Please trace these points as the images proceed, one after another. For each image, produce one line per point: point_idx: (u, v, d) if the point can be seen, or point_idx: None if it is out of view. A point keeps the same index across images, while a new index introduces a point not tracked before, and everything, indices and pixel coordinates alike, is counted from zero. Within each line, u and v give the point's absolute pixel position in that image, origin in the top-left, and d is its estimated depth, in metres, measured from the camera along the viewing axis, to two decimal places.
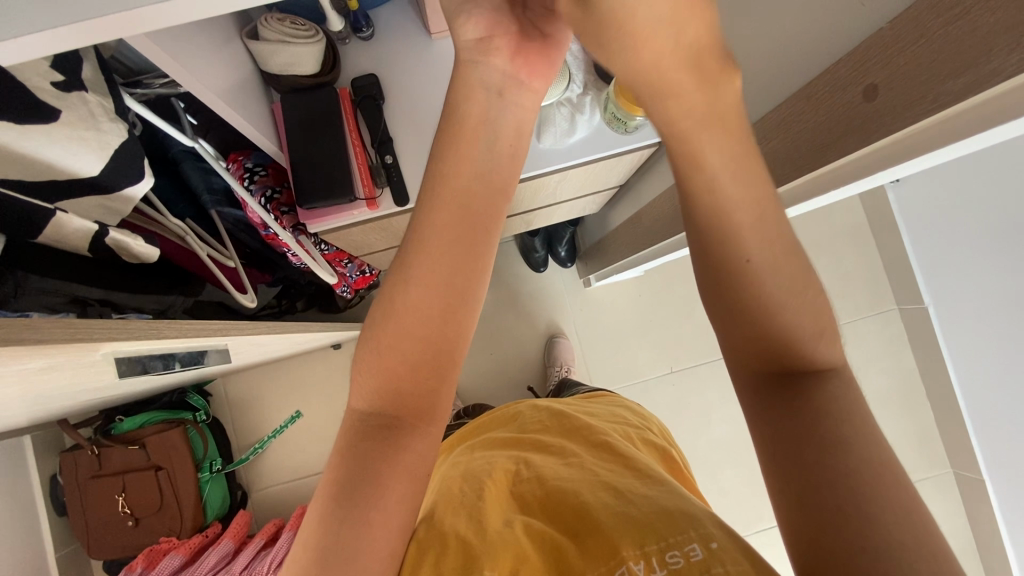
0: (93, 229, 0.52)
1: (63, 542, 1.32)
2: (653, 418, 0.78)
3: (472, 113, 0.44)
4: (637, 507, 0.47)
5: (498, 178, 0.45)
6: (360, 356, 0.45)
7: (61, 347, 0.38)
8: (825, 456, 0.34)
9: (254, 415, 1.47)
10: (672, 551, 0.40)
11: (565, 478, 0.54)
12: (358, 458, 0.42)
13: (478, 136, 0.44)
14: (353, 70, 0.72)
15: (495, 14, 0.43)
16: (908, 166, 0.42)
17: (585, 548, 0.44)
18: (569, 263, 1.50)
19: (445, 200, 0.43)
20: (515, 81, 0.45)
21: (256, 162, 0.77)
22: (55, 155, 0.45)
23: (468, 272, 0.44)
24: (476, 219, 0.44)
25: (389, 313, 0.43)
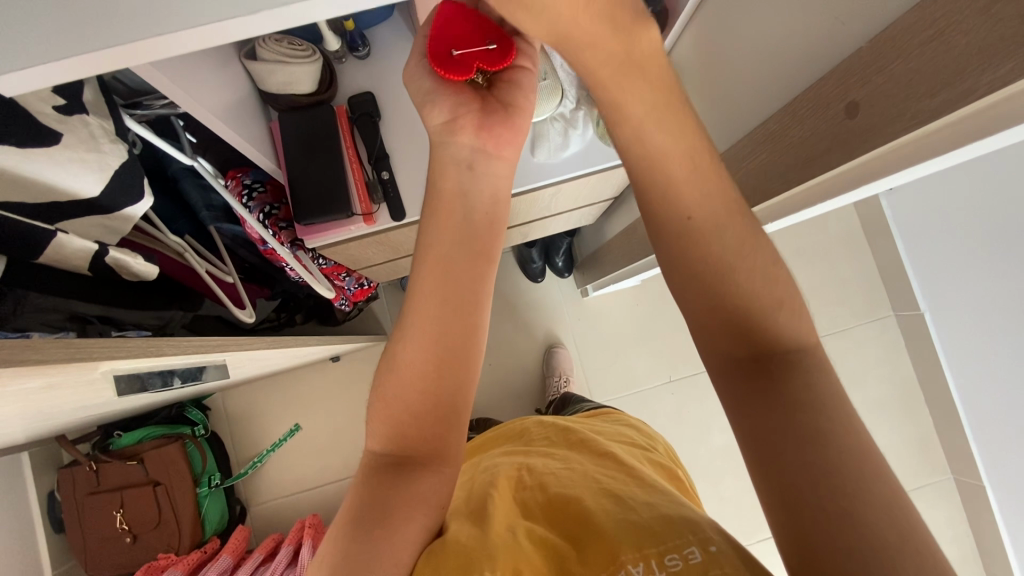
0: (93, 249, 0.53)
1: (60, 559, 1.31)
2: (656, 437, 0.78)
3: (447, 190, 0.46)
4: (638, 513, 0.47)
5: (487, 246, 0.47)
6: (375, 403, 0.48)
7: (61, 367, 0.38)
8: (806, 449, 0.35)
9: (253, 428, 1.47)
10: (671, 555, 0.40)
11: (570, 487, 0.54)
12: (368, 493, 0.44)
13: (455, 210, 0.46)
14: (350, 87, 0.74)
15: (457, 98, 0.46)
16: (893, 178, 0.43)
17: (588, 554, 0.44)
18: (566, 273, 1.51)
19: (436, 258, 0.46)
20: (483, 154, 0.46)
21: (254, 179, 0.78)
22: (56, 177, 0.46)
23: (464, 327, 0.46)
24: (469, 270, 0.46)
25: (397, 363, 0.46)
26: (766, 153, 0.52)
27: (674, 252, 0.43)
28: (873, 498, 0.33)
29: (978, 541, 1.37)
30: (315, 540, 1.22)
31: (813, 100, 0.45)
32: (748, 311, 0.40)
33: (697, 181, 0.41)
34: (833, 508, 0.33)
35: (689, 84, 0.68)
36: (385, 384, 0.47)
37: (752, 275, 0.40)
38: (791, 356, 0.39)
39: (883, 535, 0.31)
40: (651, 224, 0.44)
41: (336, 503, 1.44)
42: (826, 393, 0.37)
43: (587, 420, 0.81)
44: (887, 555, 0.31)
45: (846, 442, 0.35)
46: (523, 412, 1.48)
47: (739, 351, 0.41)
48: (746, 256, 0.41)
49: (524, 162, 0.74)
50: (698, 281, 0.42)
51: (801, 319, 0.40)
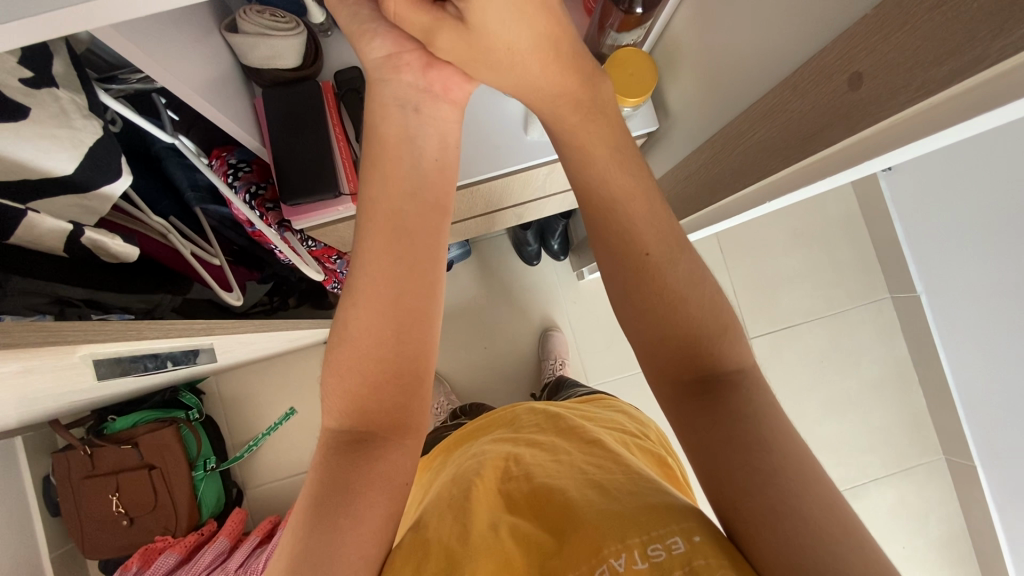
0: (67, 230, 0.51)
1: (58, 541, 1.32)
2: (650, 423, 0.78)
3: (391, 134, 0.47)
4: (622, 502, 0.46)
5: (438, 196, 0.48)
6: (327, 379, 0.47)
7: (34, 351, 0.37)
8: (753, 457, 0.39)
9: (247, 413, 1.47)
10: (654, 545, 0.40)
11: (554, 476, 0.54)
12: (328, 472, 0.44)
13: (402, 156, 0.47)
14: (336, 63, 0.71)
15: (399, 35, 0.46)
16: (893, 158, 0.42)
17: (571, 547, 0.44)
18: (562, 256, 1.49)
19: (382, 223, 0.46)
20: (428, 94, 0.48)
21: (240, 159, 0.76)
22: (26, 154, 0.44)
23: (415, 287, 0.46)
24: (417, 236, 0.47)
25: (346, 335, 0.46)
26: (765, 128, 0.50)
27: (630, 284, 0.47)
28: (807, 503, 0.37)
29: (968, 519, 1.39)
30: None
31: (817, 73, 0.43)
32: (691, 339, 0.45)
33: (652, 223, 0.47)
34: (782, 509, 0.36)
35: (686, 59, 0.65)
36: (335, 355, 0.46)
37: (695, 308, 0.45)
38: (733, 376, 0.44)
39: (825, 529, 0.35)
40: (597, 251, 0.49)
41: None
42: (763, 401, 0.42)
43: (580, 405, 0.80)
44: (830, 547, 0.35)
45: (787, 447, 0.40)
46: (520, 395, 1.48)
47: (682, 371, 0.45)
48: (683, 267, 0.46)
49: (516, 140, 0.73)
50: (650, 312, 0.46)
51: (732, 323, 0.46)
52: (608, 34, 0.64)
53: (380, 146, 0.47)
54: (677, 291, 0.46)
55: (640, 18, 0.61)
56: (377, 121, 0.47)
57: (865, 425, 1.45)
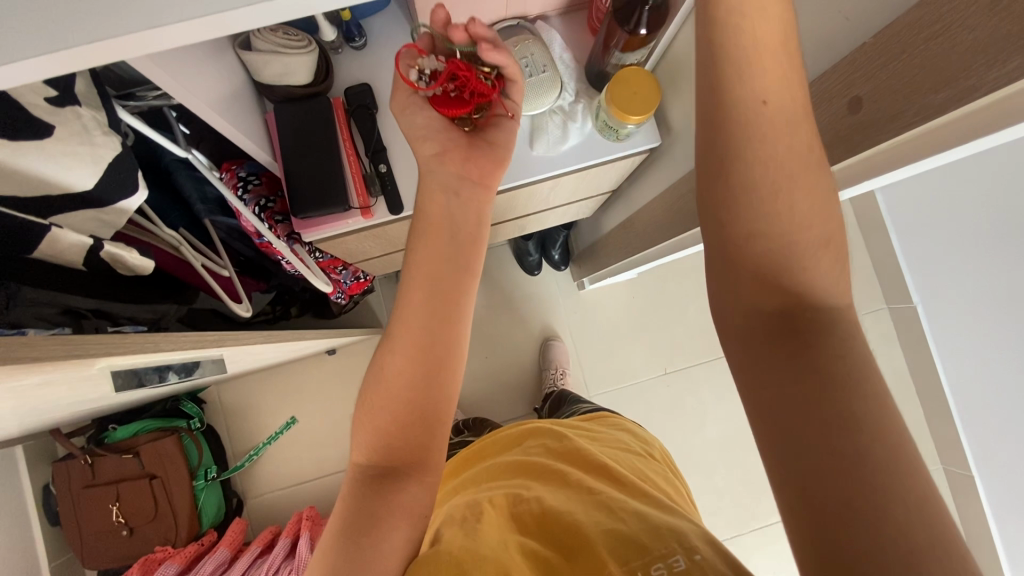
0: (88, 243, 0.52)
1: (57, 552, 1.31)
2: (654, 442, 0.79)
3: (435, 212, 0.57)
4: (627, 522, 0.47)
5: (464, 257, 0.57)
6: (361, 417, 0.54)
7: (59, 364, 0.38)
8: (836, 439, 0.33)
9: (248, 422, 1.47)
10: (656, 565, 0.41)
11: (564, 499, 0.54)
12: (353, 504, 0.48)
13: (443, 230, 0.57)
14: (346, 79, 0.73)
15: (445, 141, 0.59)
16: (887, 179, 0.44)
17: (579, 567, 0.45)
18: (562, 266, 1.51)
19: (419, 282, 0.55)
20: (468, 181, 0.59)
21: (249, 171, 0.78)
22: (49, 170, 0.45)
23: (443, 337, 0.54)
24: (444, 291, 0.55)
25: (382, 377, 0.53)
26: None
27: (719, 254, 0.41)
28: (899, 515, 0.30)
29: None
30: (312, 532, 1.23)
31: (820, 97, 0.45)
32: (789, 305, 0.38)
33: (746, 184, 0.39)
34: (863, 499, 0.31)
35: (689, 78, 0.67)
36: (369, 395, 0.53)
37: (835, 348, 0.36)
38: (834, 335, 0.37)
39: (910, 522, 0.30)
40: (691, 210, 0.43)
41: (334, 496, 1.44)
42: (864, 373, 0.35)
43: (586, 424, 0.81)
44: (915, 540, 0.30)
45: (881, 429, 0.33)
46: (520, 404, 1.49)
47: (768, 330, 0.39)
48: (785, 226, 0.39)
49: (522, 156, 0.73)
50: (765, 322, 0.39)
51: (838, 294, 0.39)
52: (613, 52, 0.66)
53: (425, 221, 0.57)
54: (809, 308, 0.38)
55: (644, 38, 0.63)
56: (423, 203, 0.58)
57: None
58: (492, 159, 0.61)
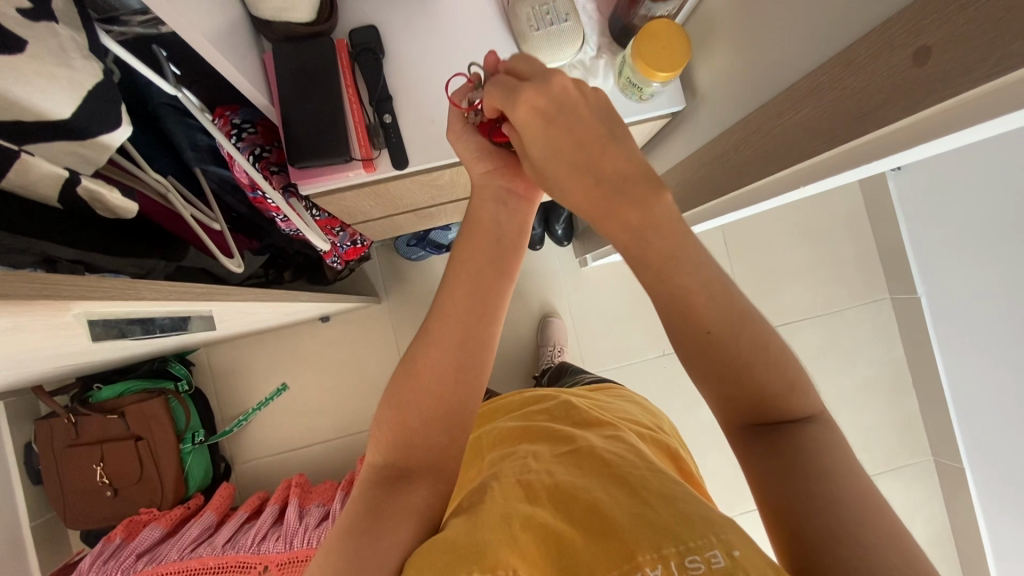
0: (63, 176, 0.47)
1: (38, 511, 1.29)
2: (663, 415, 0.76)
3: (483, 217, 0.56)
4: (654, 507, 0.43)
5: (505, 262, 0.56)
6: (383, 416, 0.53)
7: (26, 304, 0.34)
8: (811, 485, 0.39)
9: (237, 387, 1.44)
10: (692, 556, 0.37)
11: (577, 472, 0.52)
12: (371, 497, 0.47)
13: (488, 232, 0.56)
14: (352, 21, 0.67)
15: (498, 156, 0.56)
16: (939, 145, 0.41)
17: (596, 547, 0.41)
18: (565, 242, 1.47)
19: (460, 280, 0.54)
20: (515, 192, 0.57)
21: (244, 118, 0.73)
22: (20, 90, 0.40)
23: (476, 336, 0.53)
24: (483, 291, 0.54)
25: (410, 373, 0.52)
26: (812, 108, 0.48)
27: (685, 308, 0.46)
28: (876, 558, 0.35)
29: (953, 521, 1.41)
30: (300, 499, 1.21)
31: (876, 48, 0.41)
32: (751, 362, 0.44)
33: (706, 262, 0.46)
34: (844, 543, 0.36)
35: (722, 35, 0.62)
36: (399, 387, 0.53)
37: (768, 366, 0.44)
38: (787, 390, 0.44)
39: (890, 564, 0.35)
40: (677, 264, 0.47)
41: (324, 465, 1.42)
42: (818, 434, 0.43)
43: (593, 395, 0.78)
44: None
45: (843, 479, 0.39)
46: (516, 380, 1.47)
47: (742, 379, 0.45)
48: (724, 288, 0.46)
49: None
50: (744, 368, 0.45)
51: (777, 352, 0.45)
52: (642, 3, 0.61)
53: (472, 223, 0.57)
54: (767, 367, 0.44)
55: None
56: (472, 210, 0.57)
57: (858, 423, 1.45)
58: None
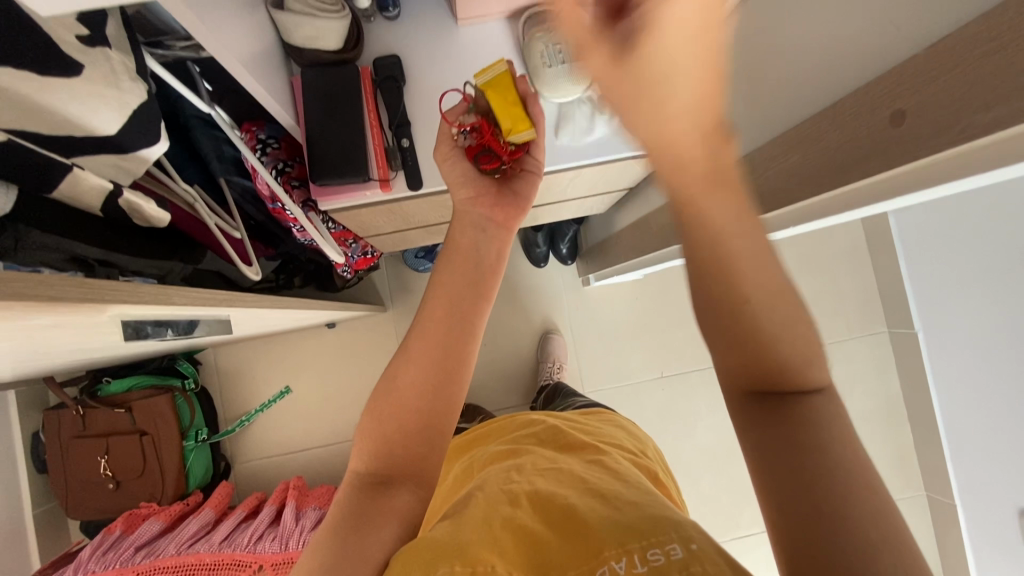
0: (108, 189, 0.50)
1: (41, 499, 1.32)
2: (648, 441, 0.80)
3: (462, 242, 0.62)
4: (624, 513, 0.47)
5: (483, 285, 0.61)
6: (363, 427, 0.55)
7: (73, 306, 0.37)
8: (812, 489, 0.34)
9: (242, 388, 1.47)
10: (653, 550, 0.41)
11: (556, 484, 0.54)
12: (351, 504, 0.49)
13: (468, 258, 0.61)
14: (376, 48, 0.71)
15: (479, 189, 0.65)
16: (914, 197, 0.44)
17: (568, 546, 0.44)
18: (569, 260, 1.51)
19: (440, 301, 0.58)
20: (493, 222, 0.65)
21: (269, 134, 0.77)
22: (75, 111, 0.44)
23: (455, 352, 0.57)
24: (463, 310, 0.58)
25: (390, 387, 0.55)
26: (804, 154, 0.51)
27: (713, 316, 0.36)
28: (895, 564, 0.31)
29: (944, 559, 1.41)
30: (297, 501, 1.23)
31: (861, 106, 0.44)
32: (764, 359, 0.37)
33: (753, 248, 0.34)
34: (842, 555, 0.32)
35: None
36: (380, 399, 0.55)
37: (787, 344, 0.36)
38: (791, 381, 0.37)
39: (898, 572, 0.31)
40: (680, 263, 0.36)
41: (321, 469, 1.45)
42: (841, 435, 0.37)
43: (581, 419, 0.81)
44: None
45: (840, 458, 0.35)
46: (514, 394, 1.49)
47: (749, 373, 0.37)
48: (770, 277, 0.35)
49: (547, 143, 0.72)
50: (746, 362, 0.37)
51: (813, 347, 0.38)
52: None
53: (453, 247, 0.62)
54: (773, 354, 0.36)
55: None
56: (455, 235, 0.63)
57: None
58: (518, 207, 0.66)
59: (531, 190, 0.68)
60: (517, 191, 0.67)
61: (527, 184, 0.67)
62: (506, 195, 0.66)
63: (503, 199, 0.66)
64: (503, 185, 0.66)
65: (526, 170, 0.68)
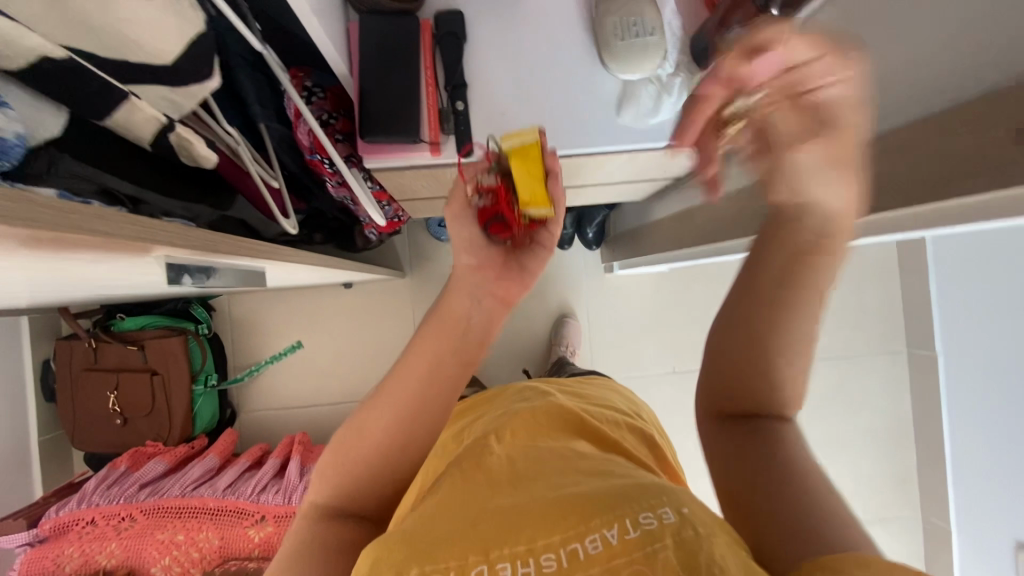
0: (160, 122, 0.46)
1: (48, 427, 1.33)
2: (641, 409, 0.77)
3: (458, 302, 0.56)
4: (616, 483, 0.42)
5: (470, 352, 0.55)
6: (325, 459, 0.52)
7: (126, 244, 0.35)
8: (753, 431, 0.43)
9: (253, 339, 1.46)
10: (645, 513, 0.36)
11: (543, 458, 0.49)
12: (308, 538, 0.46)
13: (461, 319, 0.55)
14: (437, 2, 0.68)
15: (481, 257, 0.58)
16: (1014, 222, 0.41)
17: (556, 509, 0.38)
18: (594, 245, 1.48)
19: (426, 349, 0.52)
20: (489, 290, 0.58)
21: (315, 82, 0.74)
22: (134, 32, 0.41)
23: (434, 408, 0.51)
24: (450, 363, 0.53)
25: (358, 429, 0.50)
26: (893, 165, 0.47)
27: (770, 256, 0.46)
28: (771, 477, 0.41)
29: None
30: (302, 457, 1.23)
31: None
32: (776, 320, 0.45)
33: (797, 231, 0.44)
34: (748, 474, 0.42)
35: None
36: (342, 448, 0.51)
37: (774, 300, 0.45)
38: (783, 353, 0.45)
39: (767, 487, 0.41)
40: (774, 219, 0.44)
41: (325, 426, 1.45)
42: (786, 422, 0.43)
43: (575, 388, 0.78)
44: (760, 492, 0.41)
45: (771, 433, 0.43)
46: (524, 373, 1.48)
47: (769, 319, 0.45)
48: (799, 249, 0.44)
49: (606, 121, 0.68)
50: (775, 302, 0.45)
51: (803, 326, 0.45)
52: (733, 29, 0.61)
53: (446, 299, 0.56)
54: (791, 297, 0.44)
55: None
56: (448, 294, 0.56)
57: (854, 470, 1.46)
58: (519, 281, 0.60)
59: (536, 266, 0.61)
60: (517, 262, 0.60)
61: (531, 258, 0.61)
62: (506, 269, 0.60)
63: (502, 271, 0.60)
64: (505, 254, 0.60)
65: (538, 241, 0.61)
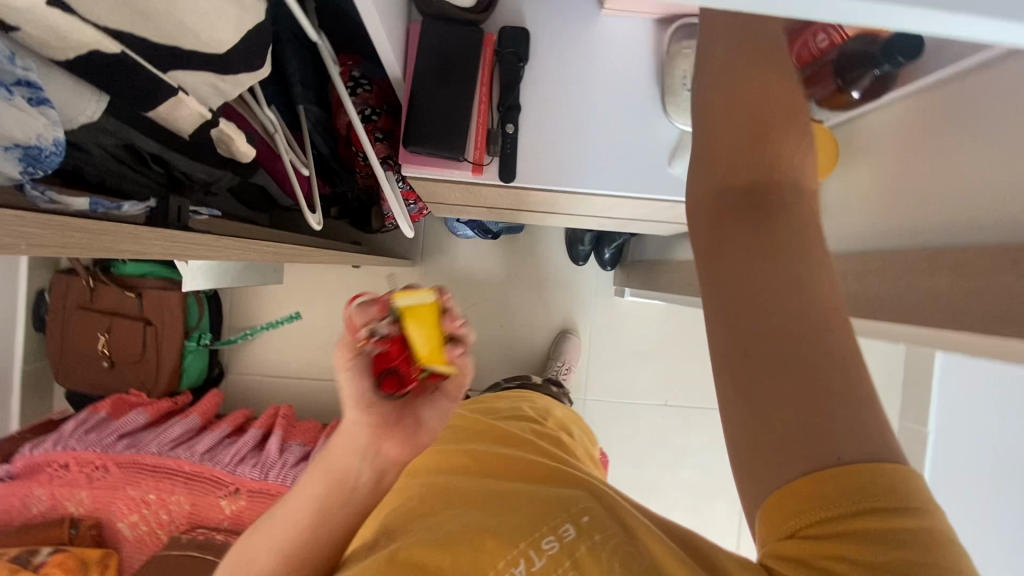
0: (205, 117, 0.45)
1: (33, 356, 1.30)
2: (556, 404, 0.83)
3: (342, 452, 0.54)
4: (520, 507, 0.48)
5: (354, 499, 0.53)
6: None
7: None
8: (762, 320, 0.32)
9: (253, 302, 1.44)
10: (548, 538, 0.44)
11: (460, 483, 0.54)
12: None
13: (349, 470, 0.53)
14: (504, 14, 0.64)
15: (370, 419, 0.53)
16: None
17: (477, 548, 0.44)
18: (609, 267, 1.45)
19: (315, 482, 0.52)
20: (376, 451, 0.54)
21: (363, 73, 0.71)
22: (190, 19, 0.38)
23: (318, 539, 0.51)
24: (340, 494, 0.53)
25: (243, 560, 0.50)
26: None
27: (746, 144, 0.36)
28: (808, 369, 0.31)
29: None
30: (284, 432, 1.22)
31: None
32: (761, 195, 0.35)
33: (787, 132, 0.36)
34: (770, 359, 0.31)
35: (874, 157, 0.59)
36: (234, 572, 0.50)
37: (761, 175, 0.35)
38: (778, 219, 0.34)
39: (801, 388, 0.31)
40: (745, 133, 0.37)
41: (310, 401, 1.44)
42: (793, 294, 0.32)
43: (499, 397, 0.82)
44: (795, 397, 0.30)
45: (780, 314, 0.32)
46: None
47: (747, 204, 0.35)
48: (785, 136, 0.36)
49: (657, 169, 0.65)
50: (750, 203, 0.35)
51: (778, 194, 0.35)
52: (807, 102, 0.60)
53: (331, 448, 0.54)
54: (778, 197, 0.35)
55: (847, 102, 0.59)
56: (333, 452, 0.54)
57: None
58: (409, 439, 0.55)
59: (427, 428, 0.56)
60: (414, 419, 0.56)
61: (427, 415, 0.56)
62: (400, 428, 0.55)
63: (392, 433, 0.55)
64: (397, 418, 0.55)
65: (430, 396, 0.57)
